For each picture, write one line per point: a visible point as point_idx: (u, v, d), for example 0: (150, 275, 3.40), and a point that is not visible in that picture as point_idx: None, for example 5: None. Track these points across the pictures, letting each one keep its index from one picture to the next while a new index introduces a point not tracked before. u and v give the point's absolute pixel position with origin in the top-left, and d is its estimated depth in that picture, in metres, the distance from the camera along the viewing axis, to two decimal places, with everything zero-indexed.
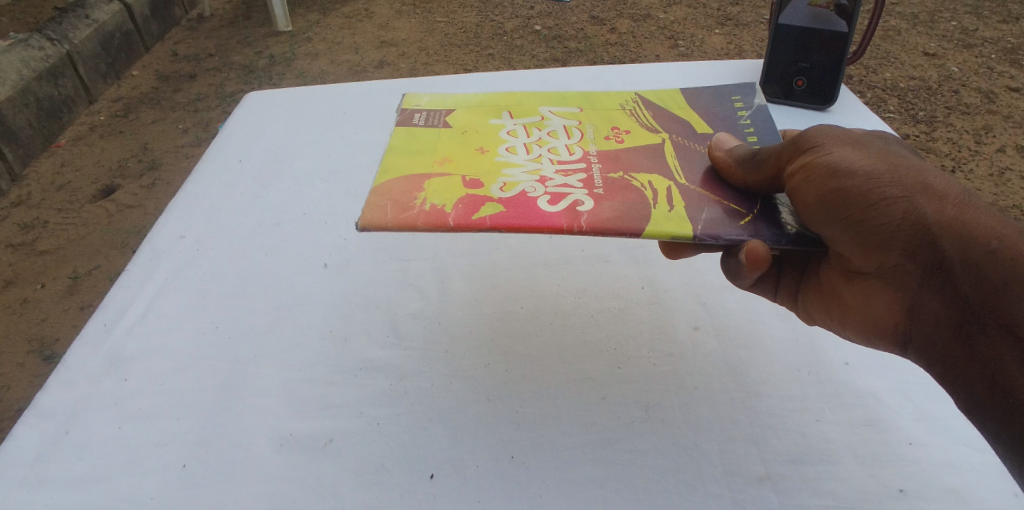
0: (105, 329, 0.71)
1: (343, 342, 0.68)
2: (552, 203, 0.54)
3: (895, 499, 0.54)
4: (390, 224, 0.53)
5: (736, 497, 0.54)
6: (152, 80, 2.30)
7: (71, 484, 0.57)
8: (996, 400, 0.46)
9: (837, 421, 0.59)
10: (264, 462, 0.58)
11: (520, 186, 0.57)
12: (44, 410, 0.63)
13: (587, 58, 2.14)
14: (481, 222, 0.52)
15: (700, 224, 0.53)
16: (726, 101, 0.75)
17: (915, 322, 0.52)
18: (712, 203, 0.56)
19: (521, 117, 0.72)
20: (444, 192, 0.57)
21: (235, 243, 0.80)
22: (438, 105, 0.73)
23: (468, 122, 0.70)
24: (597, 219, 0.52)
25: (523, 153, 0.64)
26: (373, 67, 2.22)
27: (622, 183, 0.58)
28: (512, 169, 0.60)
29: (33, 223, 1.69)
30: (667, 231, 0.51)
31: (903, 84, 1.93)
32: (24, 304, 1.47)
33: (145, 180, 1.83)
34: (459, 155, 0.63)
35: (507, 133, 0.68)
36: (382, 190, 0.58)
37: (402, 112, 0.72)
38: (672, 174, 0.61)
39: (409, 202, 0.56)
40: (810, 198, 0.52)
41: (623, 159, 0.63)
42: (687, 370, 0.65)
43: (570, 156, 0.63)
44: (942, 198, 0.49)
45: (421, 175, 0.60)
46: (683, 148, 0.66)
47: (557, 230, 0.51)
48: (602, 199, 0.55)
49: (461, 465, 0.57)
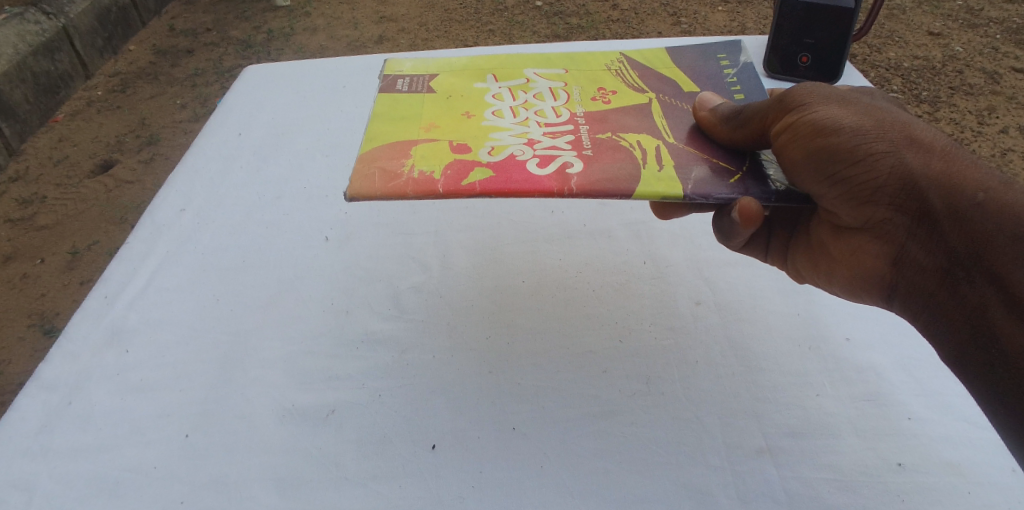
0: (106, 302, 0.70)
1: (345, 315, 0.68)
2: (541, 165, 0.54)
3: (893, 472, 0.54)
4: (380, 193, 0.52)
5: (736, 470, 0.54)
6: (149, 55, 2.27)
7: (76, 454, 0.57)
8: (979, 346, 0.46)
9: (837, 396, 0.60)
10: (267, 433, 0.58)
11: (509, 150, 0.56)
12: (47, 381, 0.63)
13: (589, 34, 2.11)
14: (471, 188, 0.51)
15: (690, 183, 0.53)
16: (711, 59, 0.75)
17: (902, 274, 0.53)
18: (701, 162, 0.56)
19: (506, 80, 0.70)
20: (433, 158, 0.56)
21: (235, 217, 0.80)
22: (421, 70, 0.71)
23: (451, 86, 0.69)
24: (587, 181, 0.52)
25: (510, 116, 0.63)
26: (372, 43, 2.19)
27: (610, 143, 0.58)
28: (500, 133, 0.60)
29: (31, 198, 1.69)
30: (658, 192, 0.51)
31: (908, 63, 1.91)
32: (24, 279, 1.47)
33: (143, 156, 1.82)
34: (445, 120, 0.62)
35: (492, 97, 0.67)
36: (367, 159, 0.56)
37: (384, 78, 0.70)
38: (660, 134, 0.60)
39: (398, 169, 0.55)
40: (797, 155, 0.52)
41: (612, 121, 0.62)
42: (689, 344, 0.65)
43: (557, 119, 0.62)
44: (929, 150, 0.49)
45: (407, 142, 0.59)
46: (669, 107, 0.65)
47: (547, 194, 0.51)
48: (591, 161, 0.55)
49: (462, 436, 0.57)
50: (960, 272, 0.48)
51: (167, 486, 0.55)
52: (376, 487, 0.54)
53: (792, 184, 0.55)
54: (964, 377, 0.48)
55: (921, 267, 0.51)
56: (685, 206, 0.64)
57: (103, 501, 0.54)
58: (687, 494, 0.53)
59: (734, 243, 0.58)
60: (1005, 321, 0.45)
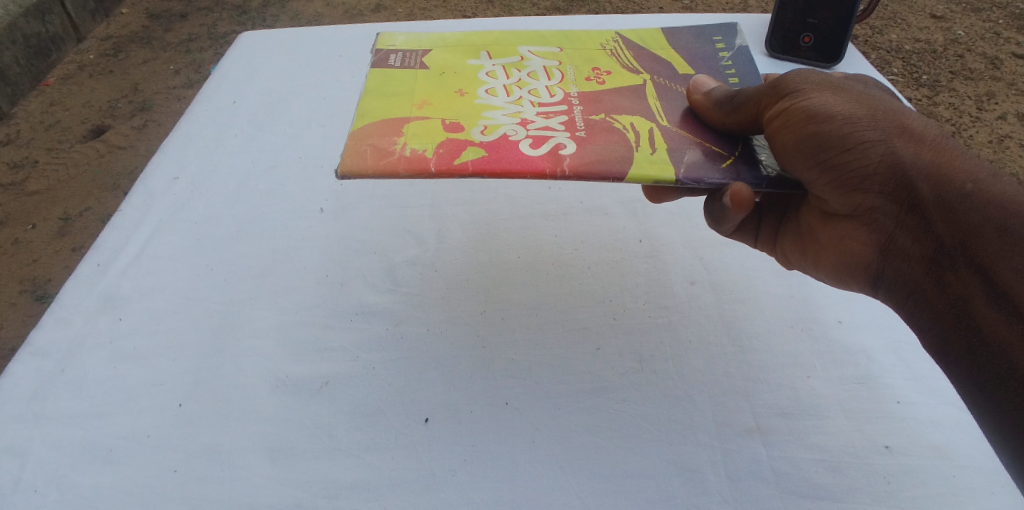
0: (99, 269, 0.70)
1: (339, 287, 0.68)
2: (534, 146, 0.53)
3: (879, 454, 0.55)
4: (371, 171, 0.52)
5: (726, 448, 0.55)
6: (141, 18, 2.22)
7: (69, 420, 0.57)
8: (961, 333, 0.47)
9: (827, 377, 0.60)
10: (261, 403, 0.58)
11: (501, 130, 0.56)
12: (39, 347, 0.63)
13: (589, 8, 2.08)
14: (463, 167, 0.51)
15: (683, 167, 0.52)
16: (706, 41, 0.74)
17: (890, 261, 0.53)
18: (694, 145, 0.55)
19: (499, 57, 0.69)
20: (425, 136, 0.55)
21: (229, 186, 0.79)
22: (414, 46, 0.70)
23: (444, 63, 0.67)
24: (580, 163, 0.51)
25: (503, 95, 0.62)
26: (369, 12, 2.15)
27: (604, 125, 0.57)
28: (493, 111, 0.59)
29: (22, 162, 1.67)
30: (650, 175, 0.50)
31: (909, 46, 1.89)
32: (16, 245, 1.46)
33: (136, 121, 1.79)
34: (438, 98, 0.61)
35: (486, 74, 0.66)
36: (358, 135, 0.56)
37: (376, 53, 0.69)
38: (654, 116, 0.59)
39: (389, 147, 0.54)
40: (789, 142, 0.52)
41: (606, 102, 0.61)
42: (682, 322, 0.65)
43: (551, 98, 0.61)
44: (920, 140, 0.49)
45: (400, 119, 0.58)
46: (663, 90, 0.64)
47: (540, 176, 0.50)
48: (584, 142, 0.54)
49: (455, 409, 0.58)
50: (945, 262, 0.48)
51: (160, 455, 0.55)
52: (369, 458, 0.54)
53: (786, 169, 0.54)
54: (946, 366, 0.48)
55: (907, 256, 0.51)
56: (677, 189, 0.63)
57: (97, 467, 0.54)
58: (677, 470, 0.53)
59: (726, 227, 0.58)
60: (988, 309, 0.45)
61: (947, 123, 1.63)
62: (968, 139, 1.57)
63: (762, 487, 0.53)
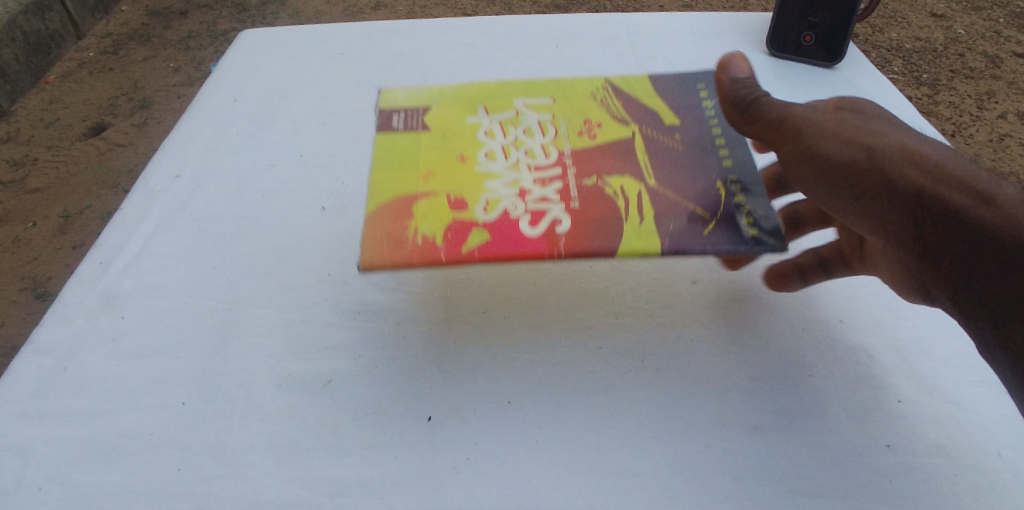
0: (101, 268, 0.70)
1: (342, 285, 0.68)
2: (533, 224, 0.56)
3: (882, 453, 0.55)
4: (388, 262, 0.53)
5: (728, 447, 0.55)
6: (141, 16, 2.23)
7: (72, 419, 0.57)
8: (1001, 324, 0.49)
9: (829, 376, 0.60)
10: (264, 402, 0.58)
11: (502, 205, 0.58)
12: (41, 345, 0.63)
13: (590, 6, 2.07)
14: (471, 255, 0.53)
15: (669, 236, 0.54)
16: (689, 87, 0.71)
17: (910, 266, 0.56)
18: (678, 209, 0.57)
19: (495, 109, 0.71)
20: (432, 216, 0.57)
21: (231, 184, 0.79)
22: (416, 103, 0.70)
23: (445, 118, 0.69)
24: (575, 244, 0.54)
25: (502, 157, 0.64)
26: (369, 9, 2.15)
27: (595, 191, 0.59)
28: (493, 181, 0.61)
29: (22, 160, 1.66)
30: (638, 248, 0.53)
31: (909, 45, 1.89)
32: (16, 243, 1.45)
33: (136, 119, 1.79)
34: (440, 161, 0.63)
35: (484, 129, 0.68)
36: (370, 219, 0.57)
37: (379, 113, 0.69)
38: (640, 174, 0.61)
39: (400, 231, 0.55)
40: (813, 166, 0.56)
41: (598, 160, 0.63)
42: (684, 320, 0.65)
43: (547, 158, 0.64)
44: (925, 156, 0.55)
45: (405, 193, 0.59)
46: (650, 141, 0.65)
47: (540, 258, 0.53)
48: (579, 216, 0.57)
49: (458, 408, 0.57)
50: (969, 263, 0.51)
51: (163, 454, 0.55)
52: (372, 457, 0.54)
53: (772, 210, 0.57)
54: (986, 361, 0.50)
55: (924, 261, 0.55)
56: None
57: (99, 465, 0.54)
58: (679, 468, 0.54)
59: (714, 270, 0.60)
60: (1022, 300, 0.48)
61: (947, 121, 1.63)
62: (968, 138, 1.58)
63: (765, 485, 0.53)
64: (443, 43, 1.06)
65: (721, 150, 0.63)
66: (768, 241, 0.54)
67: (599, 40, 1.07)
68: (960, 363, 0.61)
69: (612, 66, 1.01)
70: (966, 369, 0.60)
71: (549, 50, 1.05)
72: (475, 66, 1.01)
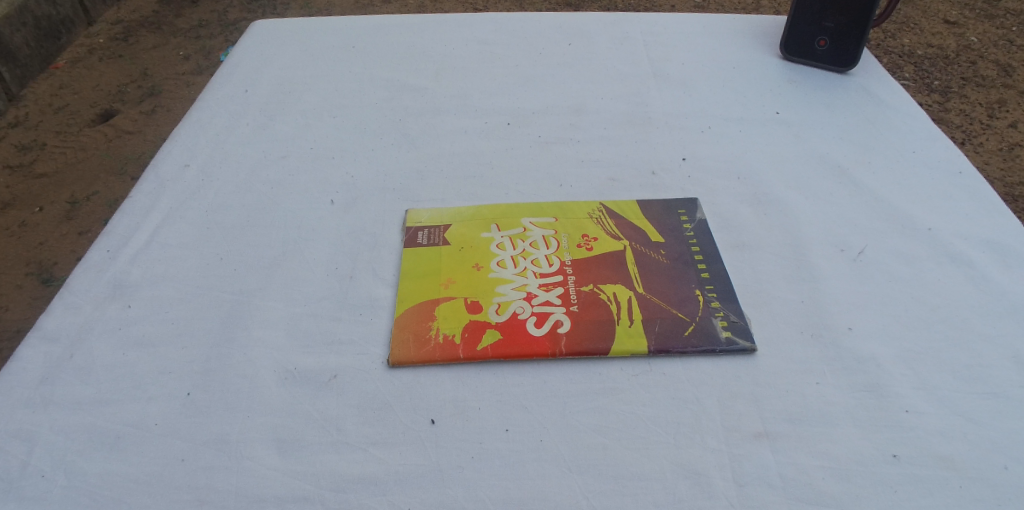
0: (109, 255, 0.70)
1: (349, 279, 0.68)
2: (538, 325, 0.62)
3: (887, 463, 0.54)
4: (416, 361, 0.60)
5: (734, 453, 0.55)
6: (152, 5, 2.25)
7: (77, 407, 0.57)
8: None
9: (837, 385, 0.60)
10: (269, 394, 0.58)
11: (512, 306, 0.64)
12: (48, 332, 0.63)
13: (599, 5, 2.07)
14: (486, 353, 0.60)
15: (655, 336, 0.62)
16: (672, 213, 0.76)
17: None
18: (663, 313, 0.64)
19: (502, 213, 0.75)
20: (450, 315, 0.63)
21: (240, 176, 0.80)
22: (437, 220, 0.74)
23: (463, 234, 0.72)
24: (576, 345, 0.61)
25: (509, 263, 0.68)
26: (380, 3, 2.15)
27: (592, 295, 0.65)
28: (502, 282, 0.66)
29: (31, 145, 1.67)
30: (628, 349, 0.60)
31: (921, 51, 1.88)
32: (22, 227, 1.45)
33: (145, 106, 1.79)
34: (455, 266, 0.68)
35: (491, 233, 0.72)
36: (399, 322, 0.63)
37: (404, 230, 0.73)
38: (632, 281, 0.67)
39: (425, 333, 0.62)
40: None
41: (595, 270, 0.68)
42: (693, 315, 0.64)
43: (549, 265, 0.68)
44: None
45: (427, 299, 0.65)
46: (641, 256, 0.70)
47: (543, 356, 0.60)
48: (579, 318, 0.63)
49: (462, 407, 0.57)
50: None
51: (168, 444, 0.55)
52: (375, 452, 0.54)
53: (742, 313, 0.65)
54: None
55: None
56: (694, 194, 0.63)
57: (104, 454, 0.54)
58: (683, 473, 0.53)
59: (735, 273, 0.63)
60: None
61: (957, 129, 1.62)
62: (977, 146, 1.57)
63: (770, 492, 0.52)
64: (454, 38, 1.06)
65: (701, 266, 0.69)
66: (737, 345, 0.62)
67: (611, 40, 1.07)
68: (969, 375, 0.60)
69: (624, 65, 1.01)
70: (975, 382, 0.60)
71: (561, 48, 1.05)
72: (487, 62, 1.01)
